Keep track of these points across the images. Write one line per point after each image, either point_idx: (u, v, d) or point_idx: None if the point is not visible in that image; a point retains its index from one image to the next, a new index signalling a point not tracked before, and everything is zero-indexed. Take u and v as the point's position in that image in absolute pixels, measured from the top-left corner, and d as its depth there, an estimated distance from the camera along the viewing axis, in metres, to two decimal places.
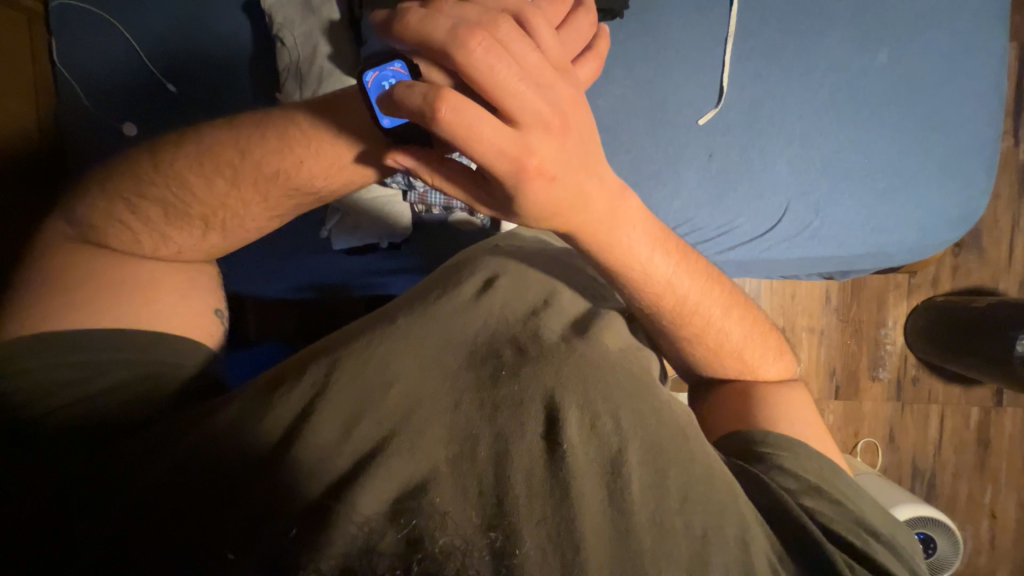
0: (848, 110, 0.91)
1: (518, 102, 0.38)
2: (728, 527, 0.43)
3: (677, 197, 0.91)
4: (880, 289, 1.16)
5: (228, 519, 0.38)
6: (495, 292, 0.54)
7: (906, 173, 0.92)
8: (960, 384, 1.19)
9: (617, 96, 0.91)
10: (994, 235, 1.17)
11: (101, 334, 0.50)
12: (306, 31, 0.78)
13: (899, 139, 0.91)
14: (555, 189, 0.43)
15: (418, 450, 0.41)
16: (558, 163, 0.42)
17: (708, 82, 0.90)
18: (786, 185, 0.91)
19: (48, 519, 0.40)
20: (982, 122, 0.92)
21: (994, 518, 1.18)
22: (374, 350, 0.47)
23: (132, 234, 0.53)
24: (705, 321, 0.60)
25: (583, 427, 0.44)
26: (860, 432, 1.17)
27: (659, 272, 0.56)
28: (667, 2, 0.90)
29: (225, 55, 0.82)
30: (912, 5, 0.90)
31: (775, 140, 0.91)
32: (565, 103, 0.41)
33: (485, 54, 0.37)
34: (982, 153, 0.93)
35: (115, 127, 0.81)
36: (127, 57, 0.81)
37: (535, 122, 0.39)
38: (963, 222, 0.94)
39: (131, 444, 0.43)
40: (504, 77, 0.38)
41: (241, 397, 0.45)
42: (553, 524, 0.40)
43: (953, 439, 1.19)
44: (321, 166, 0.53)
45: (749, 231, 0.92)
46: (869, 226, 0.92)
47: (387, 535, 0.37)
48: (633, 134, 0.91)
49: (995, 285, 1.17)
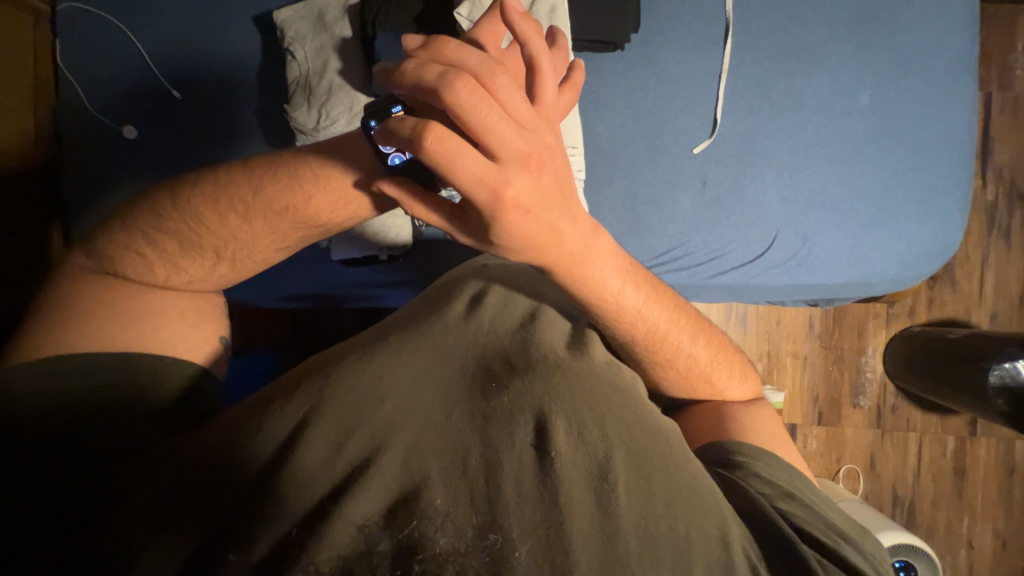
0: (835, 145, 0.97)
1: (499, 137, 0.40)
2: (709, 529, 0.45)
3: (672, 224, 0.95)
4: (859, 318, 1.21)
5: (231, 525, 0.41)
6: (484, 309, 0.56)
7: (885, 205, 0.97)
8: (937, 413, 1.22)
9: (616, 123, 0.95)
10: (966, 269, 1.23)
11: (101, 358, 0.51)
12: (317, 46, 0.80)
13: (879, 175, 0.97)
14: (530, 221, 0.45)
15: (411, 461, 0.43)
16: (533, 198, 0.44)
17: (701, 113, 0.96)
18: (775, 215, 0.96)
19: (61, 524, 0.42)
20: (956, 162, 0.99)
21: (972, 547, 1.21)
22: (365, 366, 0.49)
23: (148, 265, 0.56)
24: (675, 347, 0.63)
25: (570, 438, 0.46)
26: (842, 458, 1.21)
27: (631, 303, 0.59)
28: (665, 38, 0.95)
29: (233, 66, 0.84)
30: (890, 52, 0.98)
31: (764, 171, 0.96)
32: (543, 144, 0.43)
33: (467, 98, 0.39)
34: (956, 189, 0.99)
35: (115, 129, 0.82)
36: (134, 64, 0.82)
37: (514, 159, 0.41)
38: (941, 256, 0.99)
39: (125, 465, 0.45)
40: (489, 118, 0.40)
41: (237, 411, 0.48)
42: (544, 528, 0.41)
43: (931, 467, 1.22)
44: (327, 201, 0.55)
45: (741, 255, 0.96)
46: (850, 252, 0.97)
47: (382, 541, 0.40)
48: (628, 159, 0.95)
49: (967, 318, 1.22)
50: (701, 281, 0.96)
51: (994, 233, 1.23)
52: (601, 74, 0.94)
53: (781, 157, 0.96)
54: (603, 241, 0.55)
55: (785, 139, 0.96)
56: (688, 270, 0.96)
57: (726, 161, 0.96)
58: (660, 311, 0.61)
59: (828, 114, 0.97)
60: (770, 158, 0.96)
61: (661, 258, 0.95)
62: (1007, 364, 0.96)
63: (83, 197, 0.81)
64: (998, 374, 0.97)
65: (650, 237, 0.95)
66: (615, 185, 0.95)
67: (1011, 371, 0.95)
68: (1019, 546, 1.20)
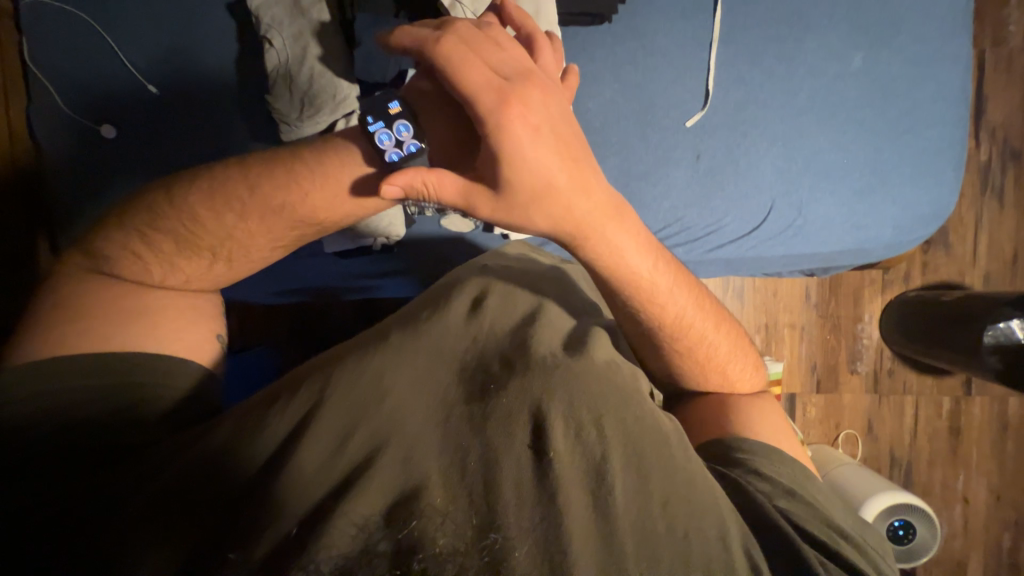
0: (833, 114, 0.95)
1: (497, 60, 0.50)
2: (708, 528, 0.44)
3: (669, 200, 0.94)
4: (855, 285, 1.21)
5: (236, 523, 0.40)
6: (485, 311, 0.56)
7: (880, 177, 0.96)
8: (932, 375, 1.23)
9: (606, 99, 0.93)
10: (960, 231, 1.22)
11: (101, 358, 0.50)
12: (294, 32, 0.76)
13: (873, 143, 0.96)
14: (539, 140, 0.50)
15: (411, 461, 0.43)
16: (541, 117, 0.50)
17: (693, 85, 0.93)
18: (770, 186, 0.94)
19: (61, 525, 0.41)
20: (952, 124, 0.98)
21: (968, 503, 1.22)
22: (365, 366, 0.48)
23: (143, 265, 0.54)
24: (699, 336, 0.62)
25: (568, 438, 0.46)
26: (840, 424, 1.22)
27: (665, 286, 0.59)
28: (653, 6, 0.92)
29: (210, 56, 0.80)
30: (885, 12, 0.95)
31: (759, 142, 0.94)
32: (541, 77, 0.52)
33: (470, 34, 0.51)
34: (951, 152, 0.98)
35: (92, 128, 0.79)
36: (105, 58, 0.78)
37: (517, 79, 0.50)
38: (932, 220, 0.98)
39: (130, 462, 0.45)
40: (487, 47, 0.51)
41: (242, 411, 0.47)
42: (542, 528, 0.41)
43: (926, 427, 1.22)
44: (325, 198, 0.55)
45: (737, 228, 0.95)
46: (845, 226, 0.96)
47: (383, 541, 0.39)
48: (622, 136, 0.93)
49: (961, 280, 1.22)
50: (698, 256, 0.96)
51: (988, 193, 1.22)
52: (589, 49, 0.91)
53: (777, 128, 0.94)
54: (619, 211, 0.56)
55: (784, 108, 0.94)
56: (685, 246, 0.95)
57: (720, 134, 0.94)
58: (686, 296, 0.61)
59: (825, 80, 0.95)
60: (766, 129, 0.94)
61: (659, 236, 0.94)
62: (1003, 323, 0.94)
63: (64, 199, 0.79)
64: (991, 335, 0.95)
65: (647, 217, 0.94)
66: (609, 163, 0.93)
67: (1005, 331, 0.94)
68: (1014, 500, 1.23)
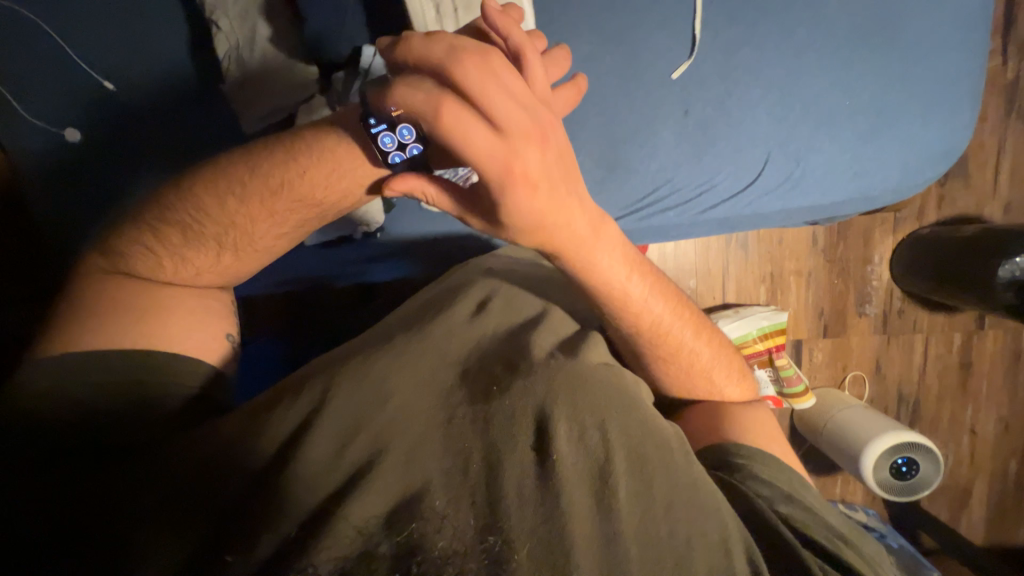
0: (842, 48, 0.85)
1: (502, 111, 0.38)
2: (710, 533, 0.41)
3: (655, 160, 0.84)
4: (864, 227, 1.12)
5: (217, 517, 0.36)
6: (489, 314, 0.52)
7: (892, 114, 0.86)
8: (943, 312, 1.15)
9: (585, 53, 0.82)
10: (980, 159, 1.11)
11: (115, 357, 0.44)
12: (240, 11, 0.68)
13: (882, 75, 0.85)
14: (540, 199, 0.42)
15: (413, 462, 0.39)
16: (543, 174, 0.41)
17: (678, 29, 0.82)
18: (764, 136, 0.85)
19: (56, 525, 0.36)
20: (965, 50, 0.86)
21: (974, 433, 1.18)
22: (367, 367, 0.43)
23: (157, 259, 0.49)
24: (678, 343, 0.58)
25: (571, 441, 0.41)
26: (848, 365, 1.16)
27: (637, 293, 0.54)
28: None
29: (161, 42, 0.69)
30: None
31: (751, 88, 0.84)
32: (547, 122, 0.41)
33: (467, 79, 0.38)
34: (963, 87, 0.87)
35: (55, 134, 0.68)
36: (50, 51, 0.67)
37: (519, 133, 0.39)
38: (944, 157, 0.88)
39: (135, 454, 0.39)
40: (491, 93, 0.38)
41: (251, 405, 0.42)
42: (544, 528, 0.37)
43: (936, 364, 1.16)
44: (322, 171, 0.49)
45: (730, 185, 0.86)
46: (856, 168, 0.87)
47: (383, 543, 0.35)
48: (606, 93, 0.83)
49: (979, 212, 1.12)
50: (689, 220, 0.87)
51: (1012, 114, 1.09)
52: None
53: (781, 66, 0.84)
54: (599, 221, 0.50)
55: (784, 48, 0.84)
56: (676, 210, 0.86)
57: (713, 82, 0.84)
58: (661, 301, 0.56)
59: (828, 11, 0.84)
60: (761, 74, 0.84)
61: (648, 201, 0.85)
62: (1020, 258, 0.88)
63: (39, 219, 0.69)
64: (1007, 269, 0.89)
65: (632, 181, 0.85)
66: (604, 120, 0.83)
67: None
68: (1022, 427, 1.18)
